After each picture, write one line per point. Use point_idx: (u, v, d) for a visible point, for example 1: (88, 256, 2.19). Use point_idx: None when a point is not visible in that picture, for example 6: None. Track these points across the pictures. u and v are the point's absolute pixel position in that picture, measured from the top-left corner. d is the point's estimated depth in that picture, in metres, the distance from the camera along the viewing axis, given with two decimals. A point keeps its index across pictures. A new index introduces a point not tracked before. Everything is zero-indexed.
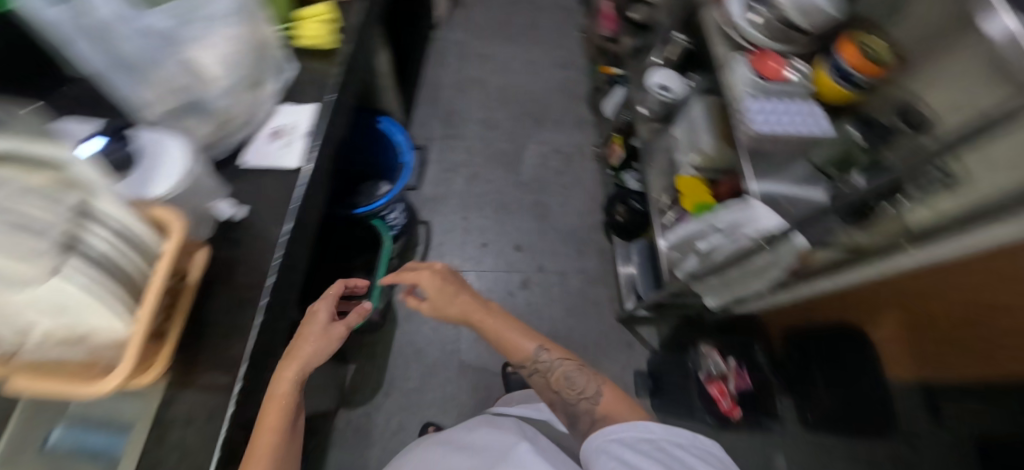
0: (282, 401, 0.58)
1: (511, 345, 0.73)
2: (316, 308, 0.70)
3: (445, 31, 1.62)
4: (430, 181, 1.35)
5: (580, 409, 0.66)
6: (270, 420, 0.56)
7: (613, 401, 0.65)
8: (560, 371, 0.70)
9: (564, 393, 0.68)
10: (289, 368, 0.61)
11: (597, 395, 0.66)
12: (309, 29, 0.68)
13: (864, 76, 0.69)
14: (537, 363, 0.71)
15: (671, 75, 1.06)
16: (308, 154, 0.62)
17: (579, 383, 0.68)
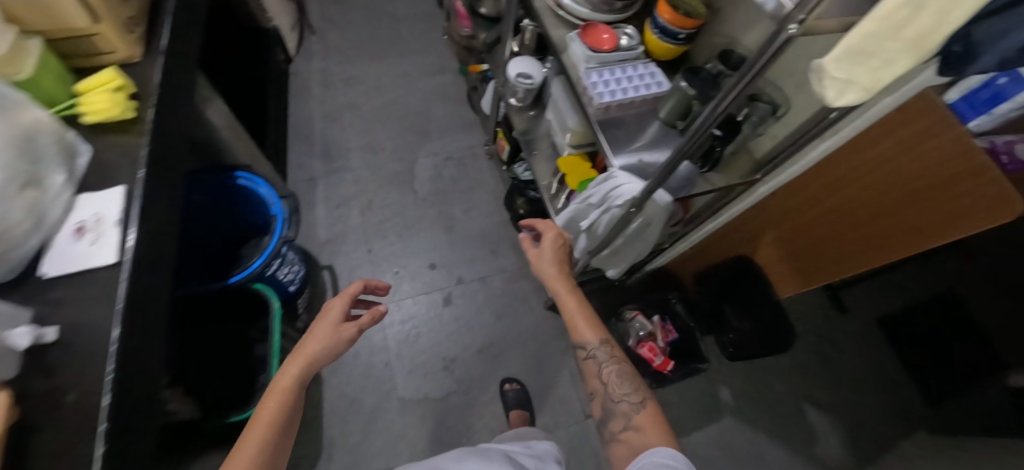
0: (282, 400, 0.53)
1: (579, 333, 0.69)
2: (332, 304, 0.64)
3: (303, 62, 1.53)
4: (323, 222, 1.28)
5: (619, 410, 0.62)
6: (264, 418, 0.50)
7: (653, 414, 0.59)
8: (610, 368, 0.65)
9: (610, 388, 0.64)
10: (292, 368, 0.56)
11: (641, 404, 0.61)
12: (95, 104, 0.60)
13: (685, 32, 0.73)
14: (593, 354, 0.67)
15: (529, 62, 1.07)
16: (125, 243, 0.55)
17: (627, 384, 0.64)
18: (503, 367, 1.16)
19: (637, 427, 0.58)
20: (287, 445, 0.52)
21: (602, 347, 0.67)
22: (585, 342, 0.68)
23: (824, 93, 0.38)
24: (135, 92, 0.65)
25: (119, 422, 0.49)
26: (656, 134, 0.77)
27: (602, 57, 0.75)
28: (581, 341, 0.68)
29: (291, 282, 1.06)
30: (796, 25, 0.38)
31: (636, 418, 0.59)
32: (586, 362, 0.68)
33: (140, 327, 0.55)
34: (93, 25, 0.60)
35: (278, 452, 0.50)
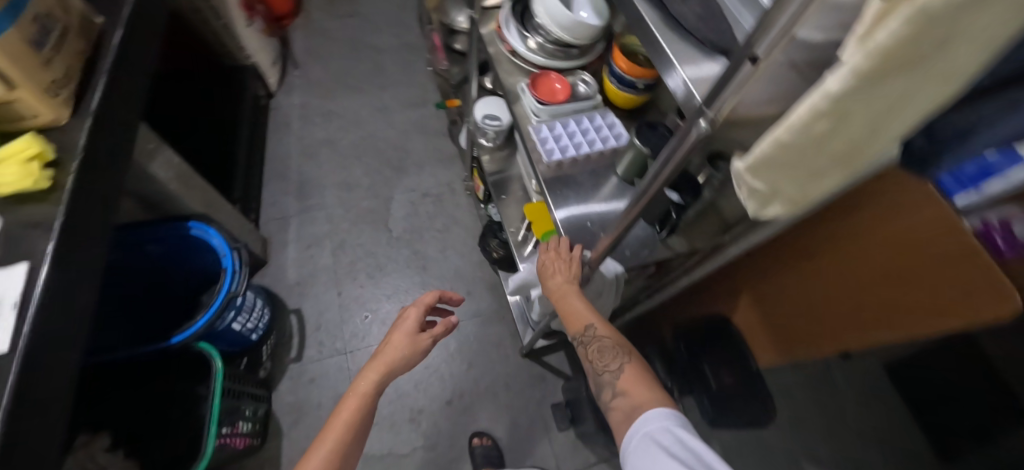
0: (360, 400, 0.61)
1: (568, 316, 0.62)
2: (408, 315, 0.70)
3: (284, 97, 1.52)
4: (293, 264, 1.25)
5: (605, 381, 0.57)
6: (346, 413, 0.59)
7: (635, 377, 0.54)
8: (595, 345, 0.59)
9: (596, 362, 0.58)
10: (372, 372, 0.63)
11: (622, 371, 0.56)
12: (11, 174, 0.59)
13: (640, 79, 0.68)
14: (582, 336, 0.60)
15: (498, 103, 1.04)
16: (21, 329, 0.52)
17: (609, 354, 0.58)
18: (473, 419, 1.11)
19: (624, 392, 0.54)
20: (357, 449, 0.59)
21: (591, 330, 0.59)
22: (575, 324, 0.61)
23: (747, 201, 0.35)
24: (55, 158, 0.63)
25: None
26: (613, 190, 0.71)
27: (553, 109, 0.71)
28: (571, 327, 0.62)
29: (254, 330, 1.03)
30: (706, 120, 0.38)
31: (621, 383, 0.55)
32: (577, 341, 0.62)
33: (34, 417, 0.52)
34: (9, 92, 0.58)
35: (353, 444, 0.58)
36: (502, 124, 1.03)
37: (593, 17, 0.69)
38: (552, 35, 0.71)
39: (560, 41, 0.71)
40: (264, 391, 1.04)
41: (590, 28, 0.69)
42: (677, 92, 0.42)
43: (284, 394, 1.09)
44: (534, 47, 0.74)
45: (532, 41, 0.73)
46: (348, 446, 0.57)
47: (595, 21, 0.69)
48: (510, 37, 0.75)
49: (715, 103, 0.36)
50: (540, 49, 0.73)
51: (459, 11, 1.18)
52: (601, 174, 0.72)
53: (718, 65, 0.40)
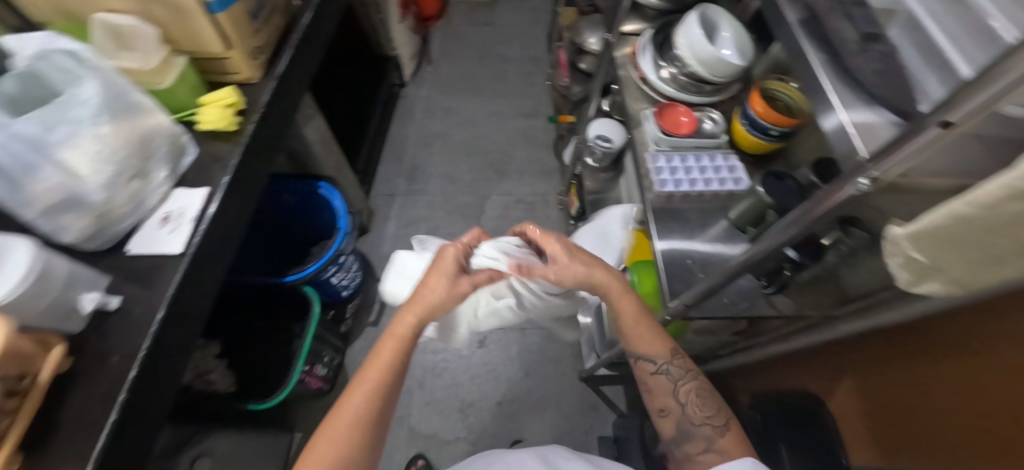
0: (398, 343, 0.58)
1: (646, 348, 0.62)
2: (447, 254, 0.65)
3: (414, 88, 1.67)
4: (389, 238, 1.36)
5: (698, 434, 0.57)
6: (383, 358, 0.56)
7: (739, 438, 0.55)
8: (688, 385, 0.60)
9: (689, 409, 0.59)
10: (409, 314, 0.60)
11: (727, 428, 0.56)
12: (209, 115, 0.72)
13: (773, 124, 0.65)
14: (663, 369, 0.61)
15: (611, 126, 1.05)
16: (190, 239, 0.64)
17: (709, 404, 0.58)
18: (517, 428, 1.11)
19: (722, 451, 0.54)
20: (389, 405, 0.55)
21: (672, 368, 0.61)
22: (652, 355, 0.62)
23: (900, 272, 0.34)
24: (244, 108, 0.76)
25: (139, 394, 0.56)
26: (720, 233, 0.68)
27: (674, 141, 0.71)
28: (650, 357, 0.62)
29: (346, 287, 1.12)
30: (868, 179, 0.37)
31: (721, 442, 0.55)
32: (650, 376, 0.62)
33: (184, 311, 0.63)
34: (225, 51, 0.72)
35: (387, 397, 0.55)
36: (612, 146, 1.04)
37: (735, 56, 0.67)
38: (688, 68, 0.71)
39: (694, 75, 0.71)
40: (341, 344, 1.14)
41: (729, 67, 0.68)
42: (830, 133, 0.41)
43: (356, 352, 1.18)
44: (666, 76, 0.74)
45: (666, 70, 0.74)
46: (389, 392, 0.55)
47: (737, 60, 0.67)
48: (643, 64, 0.77)
49: (883, 163, 0.35)
50: (672, 80, 0.74)
51: (592, 34, 1.22)
52: (710, 213, 0.69)
53: (884, 120, 0.38)
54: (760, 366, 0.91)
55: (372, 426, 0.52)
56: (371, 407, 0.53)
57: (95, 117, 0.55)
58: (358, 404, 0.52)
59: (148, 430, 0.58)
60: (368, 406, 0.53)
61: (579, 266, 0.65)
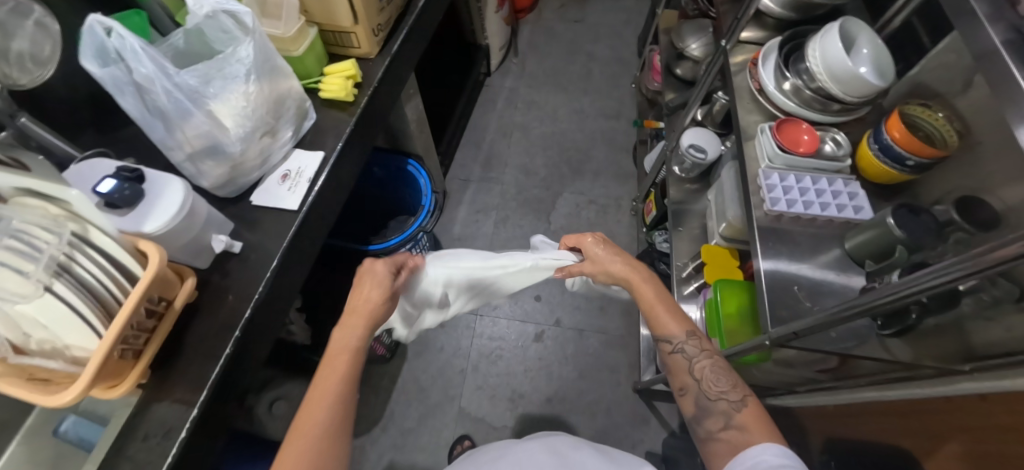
0: (349, 351, 0.54)
1: (664, 325, 0.61)
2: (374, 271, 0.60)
3: (499, 78, 1.69)
4: (460, 222, 1.39)
5: (716, 409, 0.53)
6: (338, 367, 0.52)
7: (759, 414, 0.50)
8: (705, 363, 0.57)
9: (705, 385, 0.56)
10: (352, 324, 0.57)
11: (743, 403, 0.52)
12: (332, 84, 0.76)
13: (917, 158, 0.59)
14: (680, 348, 0.59)
15: (706, 136, 1.01)
16: (305, 197, 0.69)
17: (725, 381, 0.55)
18: (564, 427, 1.11)
19: (740, 426, 0.49)
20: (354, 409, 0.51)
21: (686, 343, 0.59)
22: (669, 333, 0.60)
23: None
24: (360, 82, 0.80)
25: (247, 333, 0.61)
26: (830, 261, 0.64)
27: (791, 160, 0.67)
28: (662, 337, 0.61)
29: None
30: None
31: (738, 417, 0.50)
32: (668, 355, 0.60)
33: (292, 263, 0.68)
34: (352, 26, 0.76)
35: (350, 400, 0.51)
36: (706, 158, 1.00)
37: (875, 75, 0.63)
38: (817, 82, 0.67)
39: (822, 91, 0.67)
40: None
41: (866, 86, 0.63)
42: None
43: None
44: (788, 89, 0.70)
45: (789, 82, 0.70)
46: (349, 400, 0.51)
47: (877, 80, 0.62)
48: (763, 73, 0.73)
49: None
50: (794, 93, 0.70)
51: (695, 38, 1.17)
52: (819, 239, 0.65)
53: None
54: (831, 408, 0.85)
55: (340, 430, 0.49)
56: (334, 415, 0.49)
57: (246, 74, 0.61)
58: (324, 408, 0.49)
59: (250, 367, 0.64)
60: (330, 412, 0.49)
61: (618, 263, 0.67)
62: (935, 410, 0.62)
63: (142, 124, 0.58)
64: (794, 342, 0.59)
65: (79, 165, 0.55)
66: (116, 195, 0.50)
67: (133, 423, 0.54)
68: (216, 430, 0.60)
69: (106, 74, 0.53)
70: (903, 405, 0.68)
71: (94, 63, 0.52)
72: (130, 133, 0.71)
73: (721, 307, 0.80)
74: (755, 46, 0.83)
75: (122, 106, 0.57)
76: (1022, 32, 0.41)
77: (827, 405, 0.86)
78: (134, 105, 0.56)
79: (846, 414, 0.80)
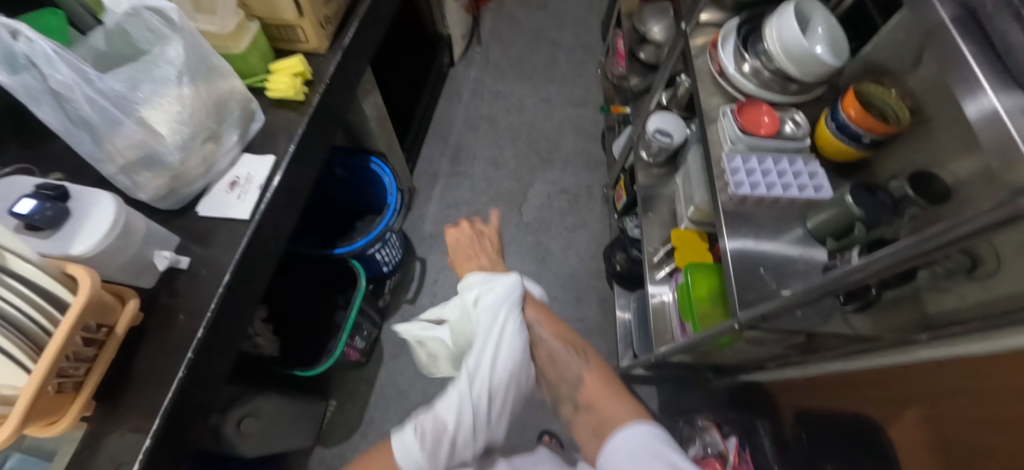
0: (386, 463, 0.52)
1: None
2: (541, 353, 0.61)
3: (462, 68, 1.65)
4: (430, 218, 1.35)
5: (564, 391, 0.59)
6: None
7: (604, 385, 0.57)
8: (541, 350, 0.61)
9: (545, 373, 0.61)
10: None
11: (580, 382, 0.58)
12: (279, 83, 0.72)
13: (874, 135, 0.60)
14: (525, 340, 0.61)
15: (672, 120, 1.01)
16: (258, 205, 0.65)
17: (563, 364, 0.60)
18: (547, 419, 1.11)
19: (588, 406, 0.56)
20: None
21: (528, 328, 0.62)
22: (521, 327, 0.61)
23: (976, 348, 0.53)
24: (311, 79, 0.76)
25: (203, 354, 0.57)
26: (794, 240, 0.65)
27: (753, 142, 0.67)
28: None
29: (386, 263, 1.09)
30: None
31: (584, 397, 0.57)
32: (536, 344, 0.61)
33: (248, 275, 0.64)
34: (298, 19, 0.71)
35: None
36: (672, 142, 1.00)
37: (831, 54, 0.63)
38: (775, 63, 0.67)
39: (780, 71, 0.67)
40: (379, 319, 1.15)
41: (822, 65, 0.63)
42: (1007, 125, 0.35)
43: (393, 329, 1.19)
44: (747, 71, 0.70)
45: (748, 64, 0.70)
46: None
47: (834, 59, 0.63)
48: (723, 56, 0.73)
49: None
50: (754, 75, 0.70)
51: (656, 22, 1.17)
52: (783, 220, 0.66)
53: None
54: (798, 381, 0.89)
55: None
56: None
57: (179, 77, 0.56)
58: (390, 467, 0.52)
59: (211, 387, 0.60)
60: None
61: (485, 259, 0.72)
62: (895, 378, 0.65)
63: (65, 137, 0.53)
64: (762, 325, 0.60)
65: None
66: (37, 216, 0.45)
67: (80, 460, 0.50)
68: (176, 457, 0.57)
69: (14, 82, 0.48)
70: (864, 374, 0.71)
71: None
72: (57, 145, 0.66)
73: (693, 292, 0.81)
74: (714, 29, 0.83)
75: (40, 117, 0.52)
76: (967, 8, 0.41)
77: (795, 377, 0.89)
78: (53, 115, 0.51)
79: (811, 385, 0.84)
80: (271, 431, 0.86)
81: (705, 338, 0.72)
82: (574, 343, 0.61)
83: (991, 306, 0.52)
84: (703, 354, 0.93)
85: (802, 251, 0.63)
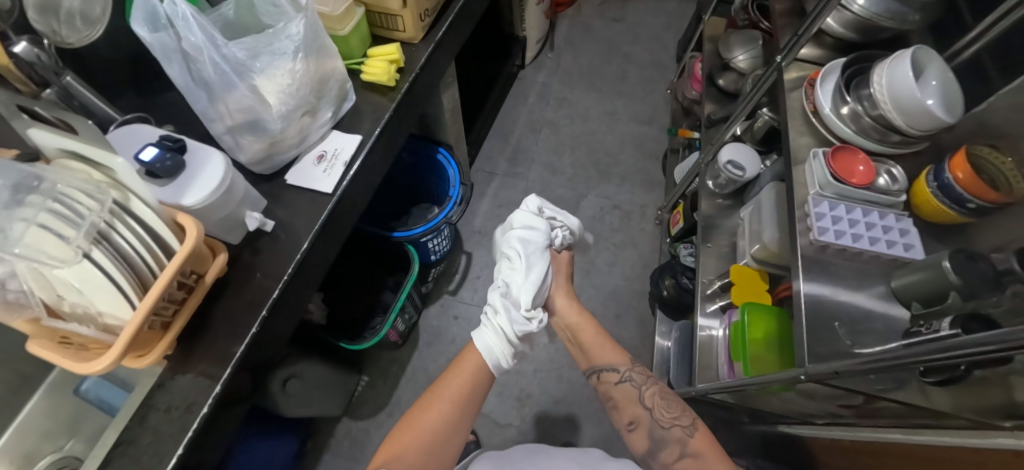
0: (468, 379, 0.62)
1: (605, 357, 0.67)
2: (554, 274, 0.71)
3: (532, 72, 1.66)
4: (482, 215, 1.37)
5: (671, 438, 0.61)
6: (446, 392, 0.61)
7: (709, 439, 0.59)
8: (651, 390, 0.65)
9: (657, 413, 0.63)
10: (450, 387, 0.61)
11: (694, 427, 0.60)
12: (374, 68, 0.75)
13: (981, 202, 0.57)
14: (628, 376, 0.66)
15: (746, 152, 0.98)
16: (340, 181, 0.68)
17: (675, 408, 0.63)
18: (570, 431, 1.11)
19: (696, 454, 0.58)
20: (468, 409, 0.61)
21: (626, 376, 0.66)
22: (617, 364, 0.67)
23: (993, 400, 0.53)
24: (403, 66, 0.78)
25: (274, 313, 0.61)
26: (874, 297, 0.62)
27: (843, 189, 0.64)
28: (603, 364, 0.67)
29: (436, 252, 1.11)
30: None
31: (693, 445, 0.59)
32: (613, 387, 0.66)
33: (321, 245, 0.67)
34: (400, 8, 0.74)
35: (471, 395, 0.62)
36: (743, 175, 0.97)
37: (945, 109, 0.59)
38: (879, 110, 0.64)
39: (883, 119, 0.64)
40: (420, 305, 1.17)
41: (933, 119, 0.60)
42: None
43: (431, 317, 1.22)
44: (845, 115, 0.67)
45: (847, 107, 0.67)
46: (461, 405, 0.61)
47: (946, 114, 0.59)
48: (820, 95, 0.70)
49: None
50: (852, 120, 0.67)
51: (742, 50, 1.12)
52: (863, 274, 0.63)
53: None
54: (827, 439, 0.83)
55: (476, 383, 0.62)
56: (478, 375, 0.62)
57: (294, 52, 0.60)
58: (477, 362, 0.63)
59: (274, 343, 0.63)
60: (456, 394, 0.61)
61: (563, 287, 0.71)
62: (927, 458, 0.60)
63: (185, 94, 0.57)
64: (830, 380, 0.57)
65: (124, 129, 0.54)
66: (158, 165, 0.49)
67: (156, 394, 0.54)
68: (233, 405, 0.59)
69: (153, 39, 0.52)
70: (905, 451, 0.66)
71: (145, 28, 0.51)
72: (170, 97, 0.71)
73: (748, 332, 0.78)
74: (812, 66, 0.80)
75: (169, 74, 0.56)
76: None
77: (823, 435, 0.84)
78: (179, 73, 0.55)
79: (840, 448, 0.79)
80: (310, 396, 0.89)
81: (757, 382, 0.70)
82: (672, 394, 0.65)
83: None
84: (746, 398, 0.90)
85: (881, 309, 0.61)
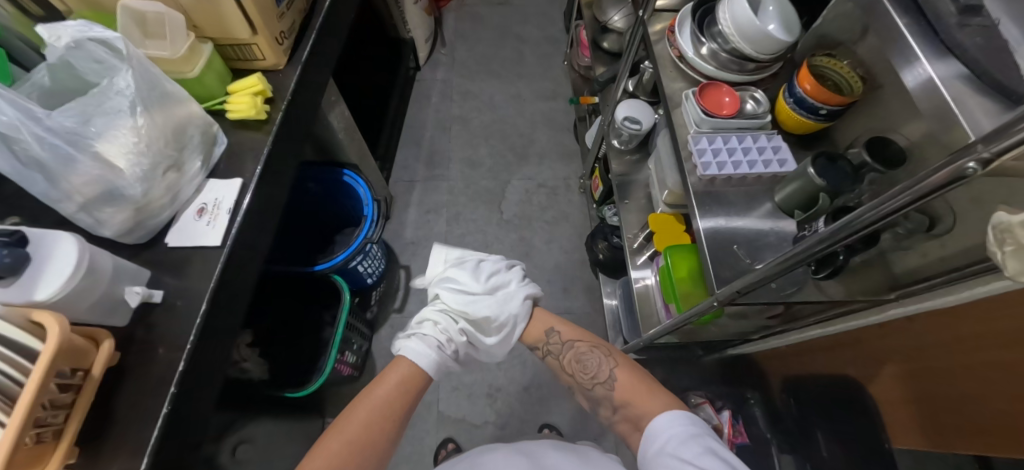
0: (393, 392, 0.58)
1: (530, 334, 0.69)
2: None
3: (429, 71, 1.64)
4: (411, 225, 1.34)
5: (600, 394, 0.64)
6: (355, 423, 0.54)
7: (631, 383, 0.62)
8: (570, 355, 0.67)
9: (579, 378, 0.66)
10: (357, 414, 0.55)
11: (613, 381, 0.63)
12: (239, 104, 0.70)
13: (830, 107, 0.62)
14: (548, 348, 0.68)
15: (639, 106, 1.02)
16: (229, 231, 0.64)
17: (591, 367, 0.65)
18: (545, 412, 1.13)
19: (625, 404, 0.61)
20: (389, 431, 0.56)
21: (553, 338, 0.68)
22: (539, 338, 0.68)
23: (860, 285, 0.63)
24: (272, 96, 0.75)
25: (187, 386, 0.56)
26: (764, 215, 0.66)
27: (716, 122, 0.69)
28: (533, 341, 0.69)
29: (370, 274, 1.08)
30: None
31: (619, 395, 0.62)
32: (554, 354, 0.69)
33: (227, 301, 0.63)
34: (251, 36, 0.70)
35: (389, 416, 0.56)
36: (641, 128, 1.01)
37: (783, 31, 0.65)
38: (730, 43, 0.68)
39: (736, 51, 0.68)
40: (367, 331, 1.14)
41: (775, 42, 0.65)
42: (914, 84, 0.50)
43: (383, 339, 1.18)
44: (704, 54, 0.72)
45: (705, 47, 0.71)
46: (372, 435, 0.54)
47: (785, 35, 0.64)
48: (680, 40, 0.74)
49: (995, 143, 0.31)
50: (711, 57, 0.71)
51: (616, 10, 1.17)
52: (752, 194, 0.68)
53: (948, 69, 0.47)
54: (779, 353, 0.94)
55: (408, 395, 0.58)
56: (410, 383, 0.59)
57: (132, 107, 0.55)
58: (398, 377, 0.59)
59: (201, 417, 0.59)
60: (371, 418, 0.55)
61: None
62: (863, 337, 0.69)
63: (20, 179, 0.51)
64: (741, 299, 0.61)
65: None
66: None
67: None
68: None
69: None
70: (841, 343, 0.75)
71: None
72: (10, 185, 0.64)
73: (674, 273, 0.82)
74: (671, 14, 0.84)
75: None
76: None
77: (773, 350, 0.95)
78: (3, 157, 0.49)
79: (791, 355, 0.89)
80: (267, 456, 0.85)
81: (688, 318, 0.75)
82: (602, 347, 0.67)
83: (933, 257, 0.56)
84: (691, 334, 0.95)
85: (773, 223, 0.65)
